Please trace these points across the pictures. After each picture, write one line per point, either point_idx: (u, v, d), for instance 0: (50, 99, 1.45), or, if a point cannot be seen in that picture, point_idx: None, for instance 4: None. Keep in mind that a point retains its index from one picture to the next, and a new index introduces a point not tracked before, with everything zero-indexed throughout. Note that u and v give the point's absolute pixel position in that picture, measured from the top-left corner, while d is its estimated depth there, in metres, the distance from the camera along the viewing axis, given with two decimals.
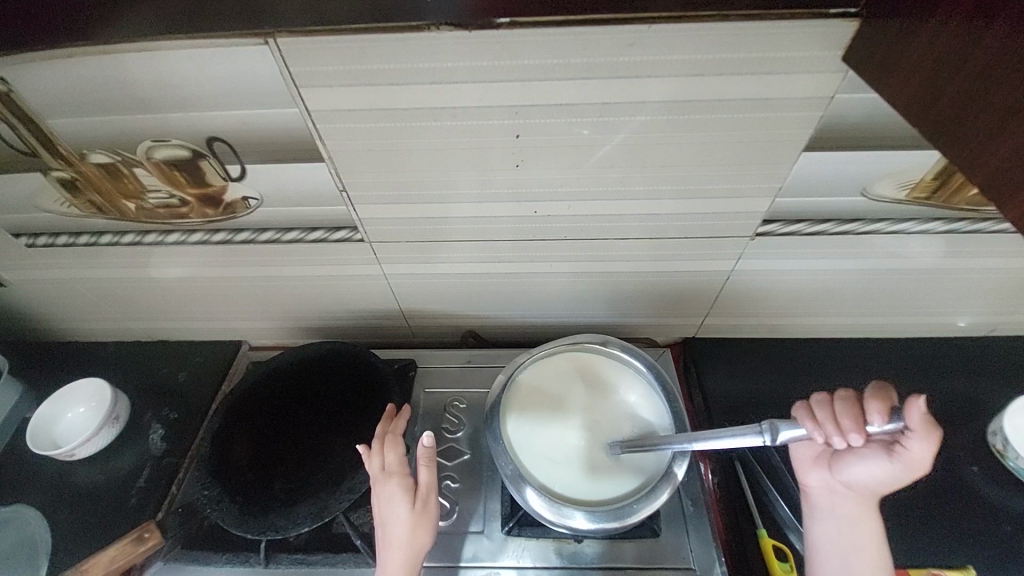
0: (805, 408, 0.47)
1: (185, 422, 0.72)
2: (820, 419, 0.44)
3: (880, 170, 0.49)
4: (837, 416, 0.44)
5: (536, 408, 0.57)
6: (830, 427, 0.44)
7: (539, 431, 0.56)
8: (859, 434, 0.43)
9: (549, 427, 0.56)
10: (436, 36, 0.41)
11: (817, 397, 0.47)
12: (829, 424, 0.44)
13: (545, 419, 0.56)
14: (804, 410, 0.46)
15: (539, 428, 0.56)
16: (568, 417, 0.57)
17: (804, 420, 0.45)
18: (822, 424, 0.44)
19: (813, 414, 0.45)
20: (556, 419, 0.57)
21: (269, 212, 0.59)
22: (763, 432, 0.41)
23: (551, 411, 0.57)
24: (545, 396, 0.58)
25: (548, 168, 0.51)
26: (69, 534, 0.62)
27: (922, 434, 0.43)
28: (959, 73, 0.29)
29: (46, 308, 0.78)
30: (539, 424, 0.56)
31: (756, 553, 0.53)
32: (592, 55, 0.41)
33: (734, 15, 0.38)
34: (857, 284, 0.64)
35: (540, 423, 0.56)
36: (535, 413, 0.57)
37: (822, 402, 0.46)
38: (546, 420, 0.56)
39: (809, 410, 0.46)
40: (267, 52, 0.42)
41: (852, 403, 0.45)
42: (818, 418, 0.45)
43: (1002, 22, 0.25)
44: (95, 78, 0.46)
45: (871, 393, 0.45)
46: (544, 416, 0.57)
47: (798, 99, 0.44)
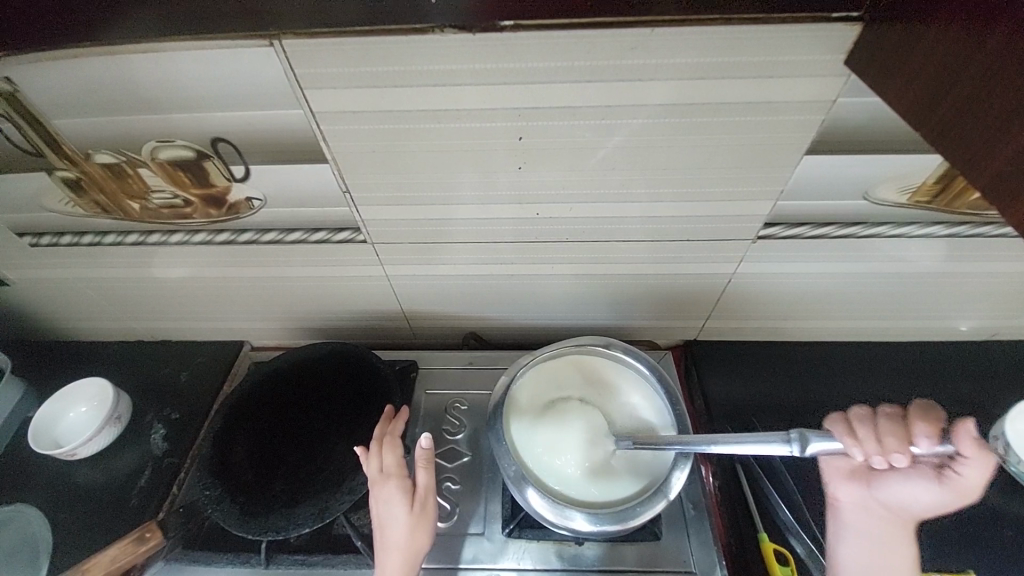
0: (845, 420, 0.46)
1: (186, 422, 0.72)
2: (862, 436, 0.44)
3: (882, 173, 0.49)
4: (880, 435, 0.44)
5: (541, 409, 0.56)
6: (872, 446, 0.44)
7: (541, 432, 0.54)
8: (902, 453, 0.43)
9: (552, 430, 0.54)
10: (440, 39, 0.41)
11: (858, 410, 0.46)
12: (871, 442, 0.44)
13: (549, 421, 0.54)
14: (843, 423, 0.46)
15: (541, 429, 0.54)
16: (574, 417, 0.55)
17: (847, 437, 0.45)
18: (863, 442, 0.44)
19: (854, 429, 0.45)
20: (561, 420, 0.54)
21: (272, 212, 0.59)
22: (790, 441, 0.43)
23: (556, 412, 0.55)
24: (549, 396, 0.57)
25: (550, 170, 0.51)
26: (70, 533, 0.62)
27: (976, 461, 0.42)
28: (962, 77, 0.29)
29: (49, 308, 0.78)
30: (541, 426, 0.54)
31: (756, 556, 0.53)
32: (594, 58, 0.42)
33: (736, 18, 0.39)
34: (859, 288, 0.64)
35: (542, 425, 0.54)
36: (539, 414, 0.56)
37: (863, 416, 0.46)
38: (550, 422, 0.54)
39: (849, 423, 0.46)
40: (271, 53, 0.43)
41: (896, 421, 0.45)
42: (860, 434, 0.45)
43: (1005, 27, 0.25)
44: (101, 79, 0.46)
45: (919, 412, 0.44)
46: (548, 418, 0.55)
47: (800, 103, 0.44)
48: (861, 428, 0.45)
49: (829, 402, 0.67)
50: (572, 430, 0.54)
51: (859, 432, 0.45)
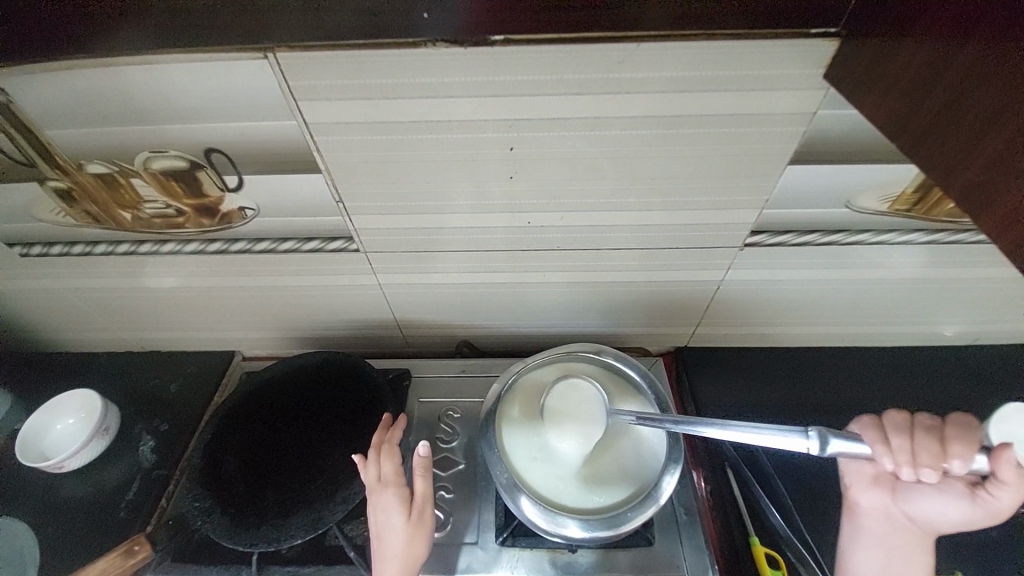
0: (878, 429, 0.47)
1: (176, 433, 0.71)
2: (895, 447, 0.45)
3: (863, 182, 0.51)
4: (913, 448, 0.45)
5: (554, 405, 0.54)
6: (903, 457, 0.44)
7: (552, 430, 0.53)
8: (934, 469, 0.43)
9: (569, 432, 0.52)
10: (433, 52, 0.42)
11: (893, 422, 0.47)
12: (902, 454, 0.45)
13: (567, 421, 0.52)
14: (875, 430, 0.47)
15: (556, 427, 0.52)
16: (588, 418, 0.53)
17: (877, 444, 0.45)
18: (894, 451, 0.45)
19: (887, 438, 0.46)
20: (578, 422, 0.53)
21: (265, 222, 0.59)
22: (808, 435, 0.43)
23: (570, 411, 0.53)
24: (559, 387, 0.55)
25: (542, 181, 0.52)
26: (56, 547, 0.61)
27: (1015, 486, 0.42)
28: (936, 88, 0.30)
29: (37, 318, 0.78)
30: (556, 425, 0.52)
31: (748, 561, 0.53)
32: (583, 71, 0.43)
33: (720, 34, 0.40)
34: (844, 294, 0.65)
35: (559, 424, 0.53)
36: (551, 409, 0.54)
37: (899, 427, 0.47)
38: (570, 424, 0.52)
39: (882, 432, 0.47)
40: (266, 65, 0.43)
41: (933, 436, 0.45)
42: (892, 444, 0.45)
43: (979, 36, 0.27)
44: (94, 90, 0.46)
45: (958, 432, 0.45)
46: (566, 418, 0.53)
47: (783, 115, 0.45)
48: (895, 438, 0.46)
49: (818, 407, 0.68)
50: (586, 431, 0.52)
51: (891, 442, 0.46)
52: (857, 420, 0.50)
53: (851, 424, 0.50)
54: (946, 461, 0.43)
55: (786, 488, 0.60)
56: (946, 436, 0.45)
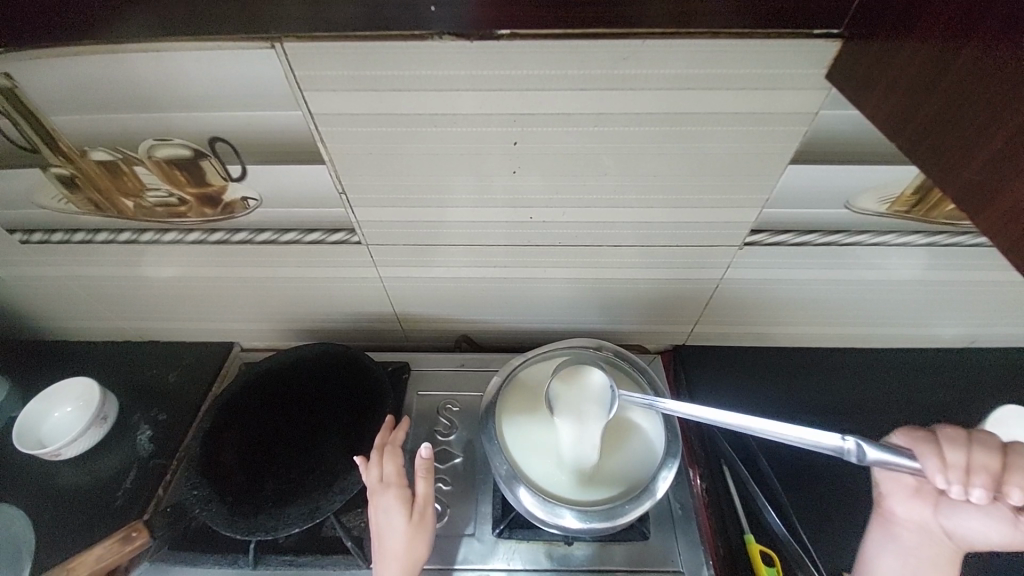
0: (932, 443, 0.47)
1: (173, 422, 0.71)
2: (950, 463, 0.45)
3: (863, 184, 0.51)
4: (969, 464, 0.44)
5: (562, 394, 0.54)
6: (956, 473, 0.44)
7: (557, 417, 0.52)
8: (985, 491, 0.43)
9: (573, 418, 0.51)
10: (439, 45, 0.42)
11: (949, 437, 0.47)
12: (955, 469, 0.44)
13: (574, 408, 0.52)
14: (927, 444, 0.47)
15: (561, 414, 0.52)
16: (596, 407, 0.53)
17: (931, 460, 0.45)
18: (946, 467, 0.45)
19: (942, 453, 0.46)
20: (584, 410, 0.52)
21: (268, 212, 0.59)
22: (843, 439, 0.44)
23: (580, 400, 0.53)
24: (569, 377, 0.55)
25: (546, 176, 0.53)
26: (53, 533, 0.61)
27: None
28: (936, 91, 0.30)
29: (36, 306, 0.77)
30: (560, 411, 0.52)
31: (743, 555, 0.54)
32: (588, 67, 0.43)
33: (723, 33, 0.40)
34: (842, 295, 0.66)
35: (565, 411, 0.52)
36: (559, 396, 0.54)
37: (957, 443, 0.46)
38: (577, 410, 0.52)
39: (937, 446, 0.46)
40: (272, 55, 0.43)
41: (992, 459, 0.45)
42: (947, 459, 0.45)
43: (980, 38, 0.27)
44: (99, 77, 0.46)
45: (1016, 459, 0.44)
46: (573, 405, 0.53)
47: (784, 114, 0.46)
48: (951, 455, 0.45)
49: (813, 407, 0.68)
50: (591, 419, 0.52)
51: (948, 458, 0.45)
52: (904, 430, 0.50)
53: (897, 434, 0.50)
54: (1003, 487, 0.43)
55: (782, 487, 0.61)
56: (1005, 460, 0.45)
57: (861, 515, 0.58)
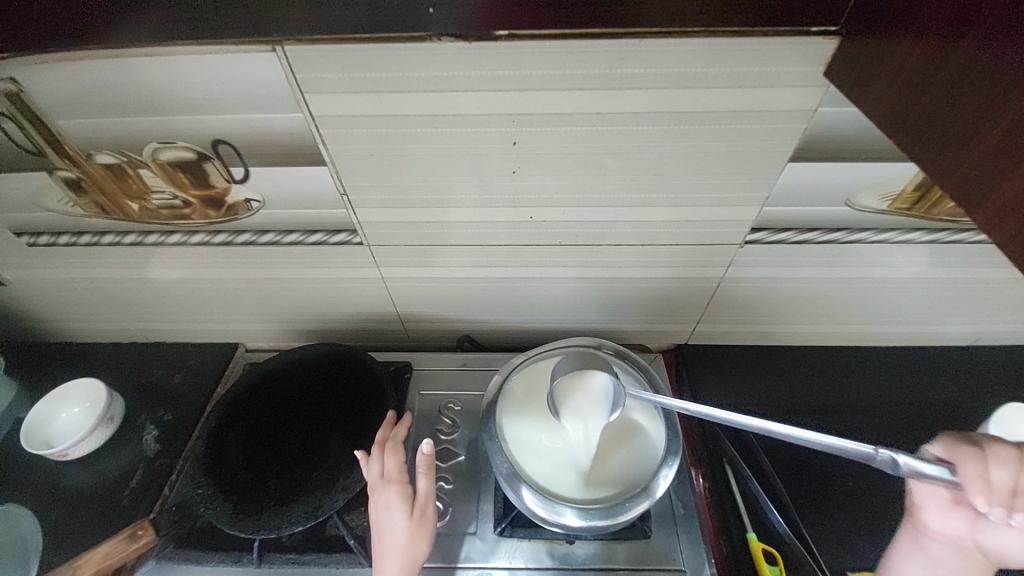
0: (978, 459, 0.41)
1: (179, 422, 0.72)
2: (995, 485, 0.39)
3: (863, 181, 0.51)
4: (1015, 488, 0.39)
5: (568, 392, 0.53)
6: (1001, 497, 0.39)
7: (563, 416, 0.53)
8: None
9: (582, 417, 0.51)
10: (437, 46, 0.42)
11: (999, 453, 0.41)
12: (999, 492, 0.39)
13: (583, 406, 0.52)
14: (971, 461, 0.41)
15: (569, 413, 0.52)
16: (603, 406, 0.52)
17: (972, 481, 0.40)
18: (989, 488, 0.39)
19: (987, 473, 0.40)
20: (593, 408, 0.52)
21: (270, 214, 0.60)
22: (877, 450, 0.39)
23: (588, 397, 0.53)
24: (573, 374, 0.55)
25: (545, 176, 0.53)
26: (61, 533, 0.62)
27: None
28: (934, 84, 0.30)
29: (43, 308, 0.78)
30: (567, 409, 0.52)
31: (746, 558, 0.54)
32: (586, 67, 0.43)
33: (720, 31, 0.40)
34: (844, 293, 0.65)
35: (574, 409, 0.52)
36: (562, 395, 0.54)
37: (1005, 460, 0.40)
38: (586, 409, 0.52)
39: (983, 463, 0.41)
40: (274, 58, 0.44)
41: None
42: (992, 480, 0.40)
43: (976, 33, 0.27)
44: (103, 81, 0.47)
45: None
46: (582, 403, 0.52)
47: (783, 112, 0.46)
48: (998, 475, 0.40)
49: (816, 406, 0.68)
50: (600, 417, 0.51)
51: (994, 479, 0.40)
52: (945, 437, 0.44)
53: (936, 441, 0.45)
54: None
55: (785, 485, 0.60)
56: None
57: (863, 515, 0.58)
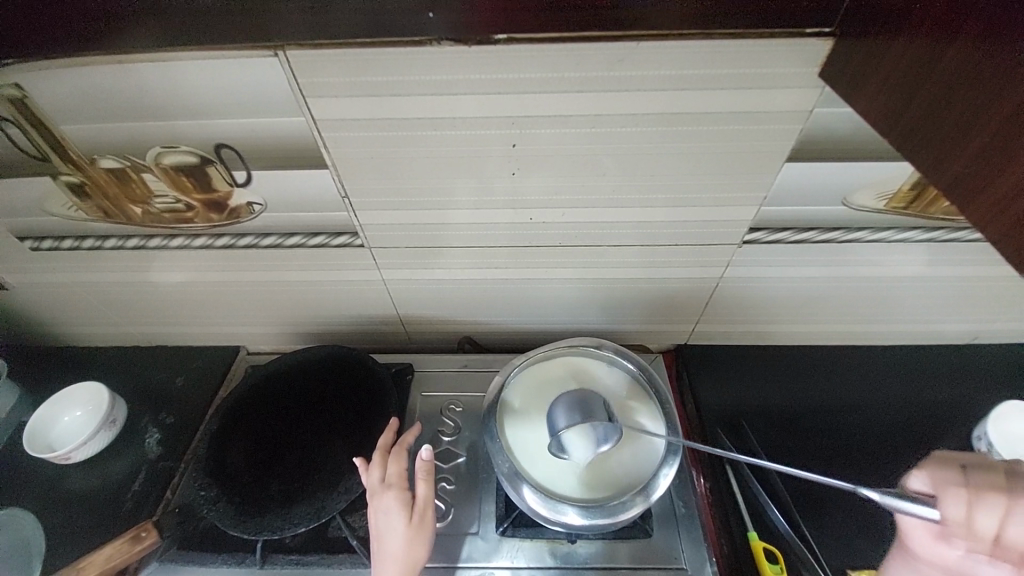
0: (963, 503, 0.37)
1: (181, 425, 0.72)
2: (976, 532, 0.37)
3: (859, 181, 0.52)
4: (998, 534, 0.36)
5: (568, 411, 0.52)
6: (980, 543, 0.37)
7: (563, 439, 0.52)
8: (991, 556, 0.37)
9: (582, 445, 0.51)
10: (438, 50, 0.43)
11: (983, 494, 0.37)
12: (980, 539, 0.37)
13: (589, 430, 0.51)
14: (957, 505, 0.37)
15: (575, 434, 0.51)
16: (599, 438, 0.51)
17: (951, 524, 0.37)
18: (972, 536, 0.37)
19: (971, 520, 0.37)
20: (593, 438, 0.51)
21: (271, 217, 0.60)
22: None
23: (591, 411, 0.52)
24: (570, 400, 0.53)
25: (544, 177, 0.53)
26: (64, 536, 0.62)
27: None
28: (927, 82, 0.31)
29: (46, 312, 0.79)
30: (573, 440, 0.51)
31: (748, 555, 0.54)
32: (584, 70, 0.44)
33: (716, 33, 0.41)
34: (843, 292, 0.66)
35: (580, 428, 0.51)
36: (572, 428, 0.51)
37: (990, 503, 0.37)
38: (593, 427, 0.51)
39: (968, 507, 0.37)
40: (276, 62, 0.44)
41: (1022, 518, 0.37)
42: (976, 527, 0.36)
43: (969, 29, 0.27)
44: (107, 87, 0.48)
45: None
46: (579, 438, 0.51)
47: (780, 112, 0.46)
48: (981, 521, 0.36)
49: (815, 405, 0.69)
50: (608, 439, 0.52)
51: (976, 526, 0.36)
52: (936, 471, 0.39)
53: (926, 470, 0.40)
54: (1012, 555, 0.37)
55: (784, 486, 0.60)
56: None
57: (862, 514, 0.58)
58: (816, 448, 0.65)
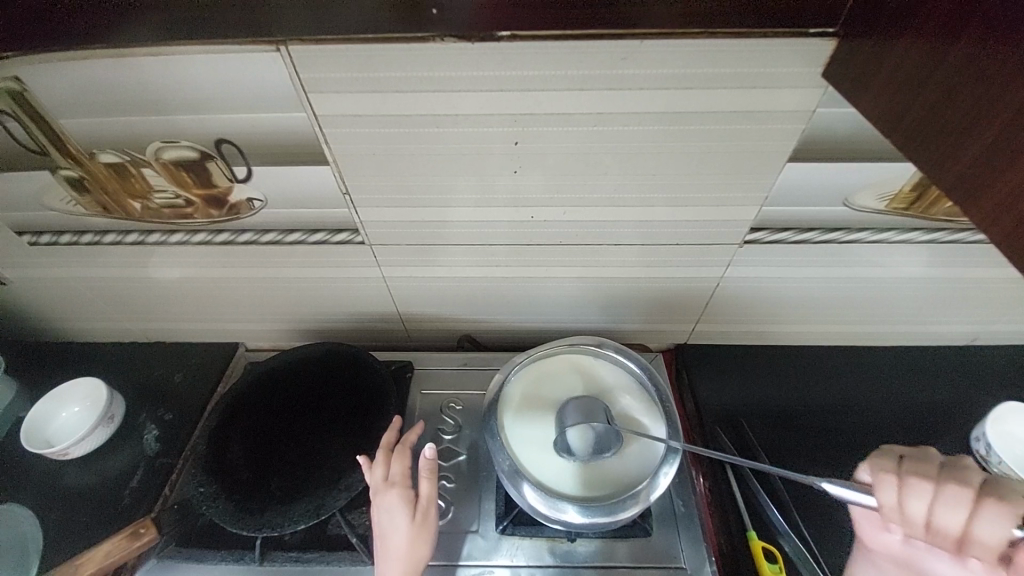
0: (893, 488, 0.37)
1: (180, 422, 0.72)
2: (908, 518, 0.36)
3: (861, 182, 0.52)
4: (930, 521, 0.35)
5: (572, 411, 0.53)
6: (917, 530, 0.36)
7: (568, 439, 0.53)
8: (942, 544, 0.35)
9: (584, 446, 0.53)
10: (441, 47, 0.43)
11: (917, 480, 0.36)
12: (913, 525, 0.36)
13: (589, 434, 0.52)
14: (887, 490, 0.37)
15: (577, 438, 0.52)
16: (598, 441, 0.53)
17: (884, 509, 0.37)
18: (905, 522, 0.36)
19: (901, 505, 0.36)
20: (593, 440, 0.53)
21: (272, 214, 0.60)
22: None
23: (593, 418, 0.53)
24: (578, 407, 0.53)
25: (546, 175, 0.53)
26: (62, 532, 0.62)
27: None
28: (932, 83, 0.31)
29: (44, 307, 0.78)
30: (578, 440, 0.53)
31: (747, 555, 0.54)
32: (588, 68, 0.44)
33: (720, 33, 0.41)
34: (843, 293, 0.66)
35: (581, 433, 0.52)
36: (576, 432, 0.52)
37: (919, 488, 0.36)
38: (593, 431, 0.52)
39: (898, 493, 0.36)
40: (278, 58, 0.44)
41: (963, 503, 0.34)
42: (906, 512, 0.36)
43: (974, 29, 0.27)
44: (108, 81, 0.47)
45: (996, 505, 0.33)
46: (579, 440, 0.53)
47: (783, 113, 0.46)
48: (914, 505, 0.36)
49: (814, 405, 0.69)
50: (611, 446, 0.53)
51: (907, 511, 0.36)
52: (881, 461, 0.39)
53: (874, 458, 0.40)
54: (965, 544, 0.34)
55: (783, 485, 0.61)
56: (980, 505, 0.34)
57: None
58: (814, 447, 0.65)
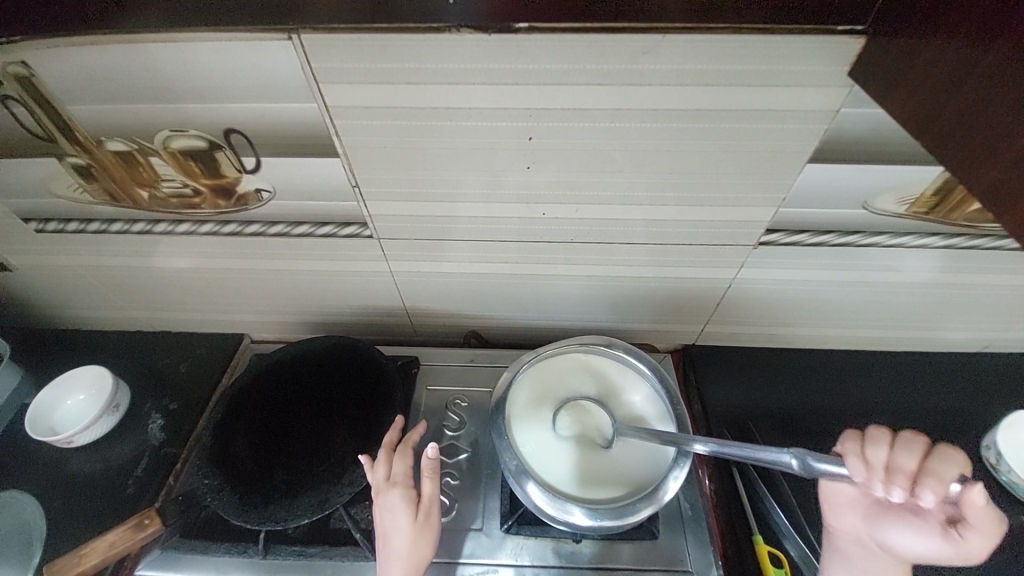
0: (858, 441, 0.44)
1: (185, 412, 0.72)
2: (872, 463, 0.42)
3: (881, 186, 0.50)
4: (889, 463, 0.42)
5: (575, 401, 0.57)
6: (876, 473, 0.42)
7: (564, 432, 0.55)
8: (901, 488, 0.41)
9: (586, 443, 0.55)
10: (456, 38, 0.42)
11: (877, 435, 0.44)
12: (876, 469, 0.42)
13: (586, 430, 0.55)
14: (852, 444, 0.44)
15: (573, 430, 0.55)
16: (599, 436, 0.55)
17: (854, 459, 0.43)
18: (868, 465, 0.42)
19: (864, 452, 0.43)
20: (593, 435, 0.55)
21: (280, 205, 0.59)
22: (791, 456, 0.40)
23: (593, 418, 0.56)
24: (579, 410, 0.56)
25: (559, 172, 0.52)
26: (66, 521, 0.62)
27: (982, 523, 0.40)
28: (964, 86, 0.30)
29: (50, 294, 0.78)
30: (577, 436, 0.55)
31: (752, 558, 0.54)
32: (607, 61, 0.43)
33: (744, 28, 0.40)
34: (857, 297, 0.65)
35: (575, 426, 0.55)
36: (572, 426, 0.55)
37: (880, 440, 0.43)
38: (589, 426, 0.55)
39: (861, 444, 0.44)
40: (290, 47, 0.43)
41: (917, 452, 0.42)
42: (869, 457, 0.43)
43: (1008, 37, 0.26)
44: (116, 66, 0.47)
45: (941, 456, 0.42)
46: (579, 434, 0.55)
47: (805, 112, 0.45)
48: (877, 453, 0.43)
49: (823, 409, 0.68)
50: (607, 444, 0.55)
51: (872, 457, 0.43)
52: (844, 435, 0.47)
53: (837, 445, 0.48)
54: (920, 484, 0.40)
55: (791, 489, 0.60)
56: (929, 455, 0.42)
57: None
58: (823, 451, 0.64)
